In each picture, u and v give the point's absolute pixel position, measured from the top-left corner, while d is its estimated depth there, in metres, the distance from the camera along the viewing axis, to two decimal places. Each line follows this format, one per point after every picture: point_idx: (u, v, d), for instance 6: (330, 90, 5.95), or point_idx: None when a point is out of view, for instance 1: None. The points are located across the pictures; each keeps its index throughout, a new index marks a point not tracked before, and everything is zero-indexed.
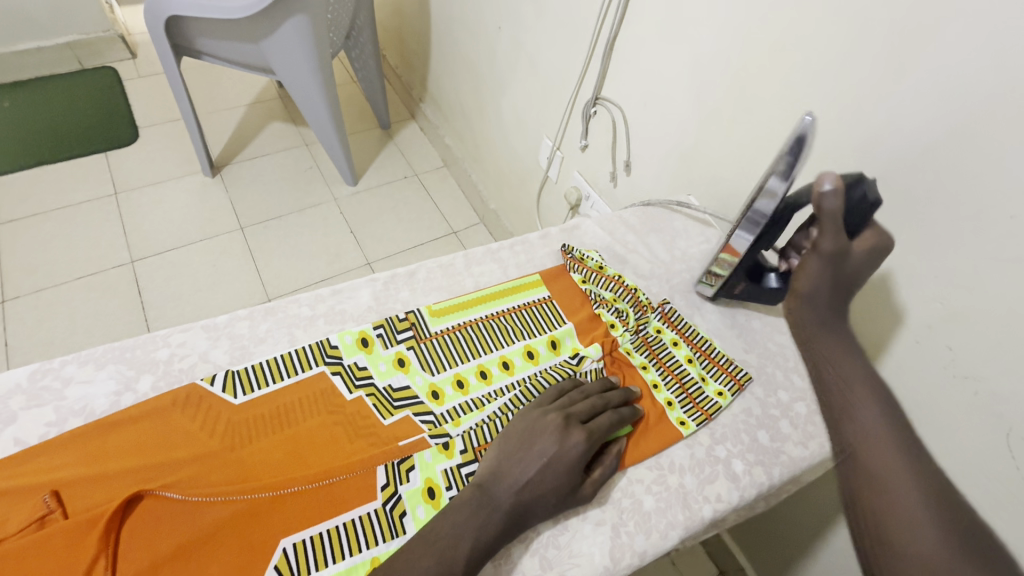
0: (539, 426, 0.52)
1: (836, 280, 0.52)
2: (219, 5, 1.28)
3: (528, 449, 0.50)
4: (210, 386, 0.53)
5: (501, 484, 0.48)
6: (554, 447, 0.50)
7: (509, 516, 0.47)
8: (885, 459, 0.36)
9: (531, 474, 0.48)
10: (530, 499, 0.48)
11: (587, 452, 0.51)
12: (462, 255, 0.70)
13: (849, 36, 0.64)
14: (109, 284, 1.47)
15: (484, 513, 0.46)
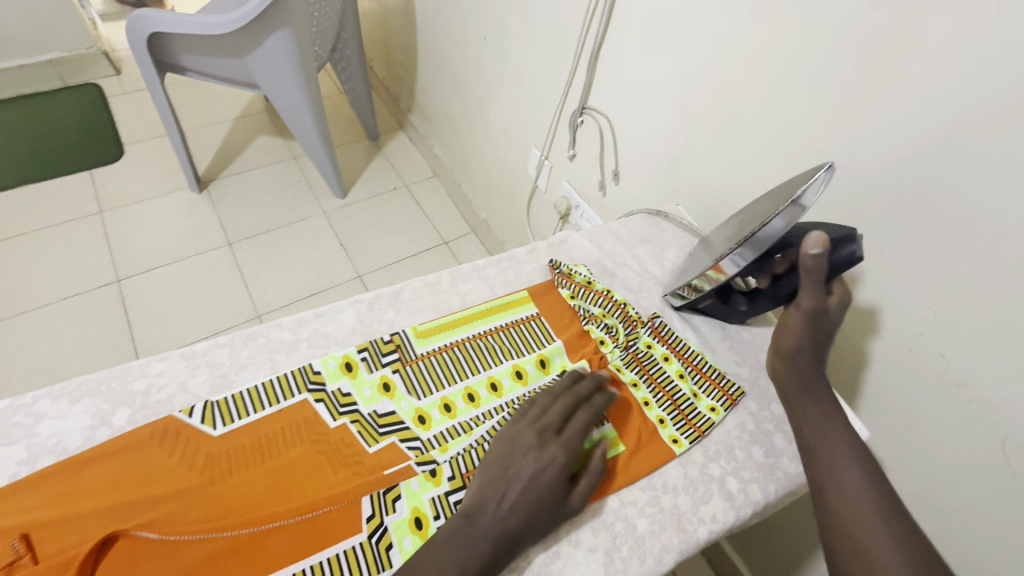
0: (514, 446, 0.50)
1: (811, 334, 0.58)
2: (201, 21, 1.28)
3: (507, 472, 0.49)
4: (188, 418, 0.52)
5: (485, 514, 0.47)
6: (531, 465, 0.49)
7: (496, 547, 0.45)
8: (863, 528, 0.47)
9: (513, 497, 0.47)
10: (516, 526, 0.46)
11: (567, 464, 0.50)
12: (448, 273, 0.69)
13: (833, 43, 0.64)
14: (94, 305, 1.44)
15: (470, 544, 0.45)
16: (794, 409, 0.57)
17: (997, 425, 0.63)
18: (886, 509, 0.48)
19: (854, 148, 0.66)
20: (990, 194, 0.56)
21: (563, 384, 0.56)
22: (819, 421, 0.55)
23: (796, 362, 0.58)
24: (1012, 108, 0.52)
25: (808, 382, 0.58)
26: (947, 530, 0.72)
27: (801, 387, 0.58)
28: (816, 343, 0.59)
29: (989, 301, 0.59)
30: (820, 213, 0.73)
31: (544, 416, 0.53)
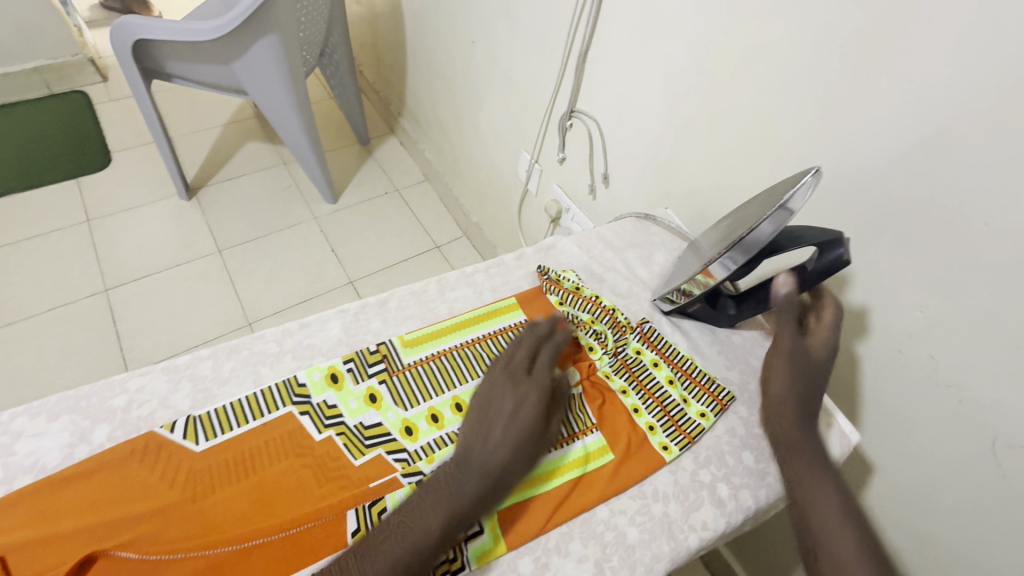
0: (490, 393, 0.54)
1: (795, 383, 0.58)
2: (185, 26, 1.26)
3: (488, 416, 0.52)
4: (170, 433, 0.51)
5: (473, 454, 0.49)
6: (507, 401, 0.52)
7: (487, 478, 0.48)
8: None
9: (497, 434, 0.50)
10: (503, 456, 0.49)
11: (543, 397, 0.53)
12: (435, 281, 0.68)
13: (817, 46, 0.64)
14: (82, 315, 1.43)
15: (464, 482, 0.48)
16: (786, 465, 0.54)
17: (987, 425, 0.63)
18: None
19: (840, 151, 0.66)
20: (976, 196, 0.56)
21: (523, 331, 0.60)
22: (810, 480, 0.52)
23: (786, 410, 0.57)
24: (996, 109, 0.52)
25: (799, 445, 0.55)
26: (940, 530, 0.72)
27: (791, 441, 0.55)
28: (805, 398, 0.58)
29: (976, 301, 0.59)
30: (808, 215, 0.73)
31: (512, 360, 0.57)
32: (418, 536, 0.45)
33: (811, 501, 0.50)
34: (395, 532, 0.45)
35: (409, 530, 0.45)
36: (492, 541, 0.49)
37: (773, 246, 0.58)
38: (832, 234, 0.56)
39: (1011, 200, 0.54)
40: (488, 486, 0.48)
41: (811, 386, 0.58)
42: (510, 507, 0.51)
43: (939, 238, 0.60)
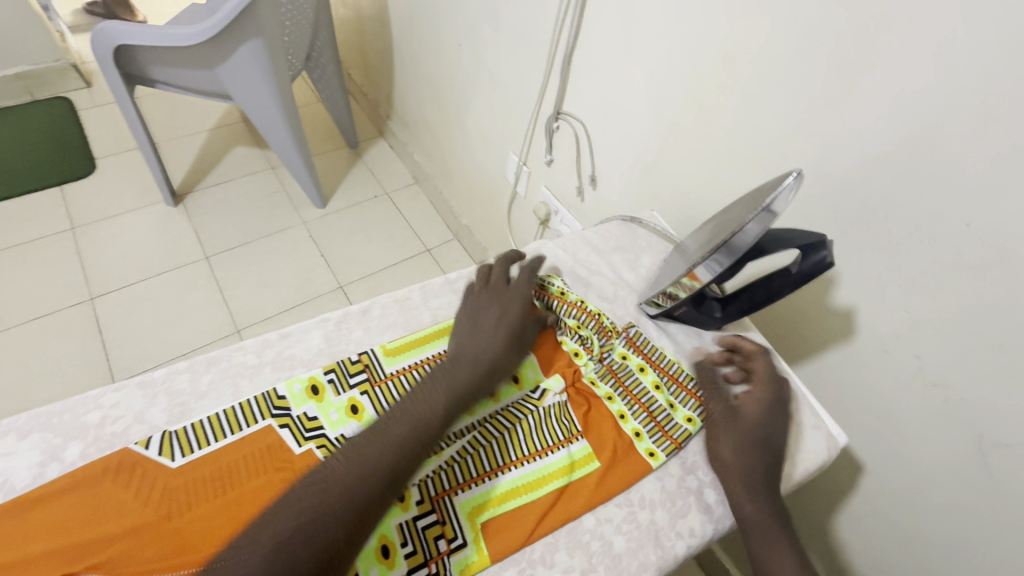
0: (475, 304, 0.63)
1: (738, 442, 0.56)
2: (165, 32, 1.25)
3: (476, 322, 0.61)
4: (145, 450, 0.50)
5: (465, 350, 0.58)
6: (492, 310, 0.62)
7: (479, 366, 0.56)
8: None
9: (490, 331, 0.59)
10: (491, 351, 0.58)
11: (524, 304, 0.63)
12: (419, 288, 0.68)
13: (798, 47, 0.64)
14: (67, 325, 1.40)
15: (462, 369, 0.56)
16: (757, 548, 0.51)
17: (973, 424, 0.62)
18: None
19: (823, 152, 0.66)
20: (959, 195, 0.56)
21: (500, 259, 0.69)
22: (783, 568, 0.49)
23: (749, 482, 0.53)
24: (976, 109, 0.52)
25: (769, 528, 0.51)
26: (930, 530, 0.72)
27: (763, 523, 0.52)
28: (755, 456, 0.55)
29: (960, 300, 0.59)
30: (793, 216, 0.73)
31: (493, 279, 0.66)
32: (421, 420, 0.50)
33: None
34: (402, 416, 0.50)
35: (412, 415, 0.50)
36: (475, 553, 0.48)
37: (758, 249, 0.58)
38: (815, 236, 0.55)
39: (993, 200, 0.54)
40: (480, 372, 0.56)
41: (756, 450, 0.55)
42: (495, 518, 0.51)
43: (923, 238, 0.60)
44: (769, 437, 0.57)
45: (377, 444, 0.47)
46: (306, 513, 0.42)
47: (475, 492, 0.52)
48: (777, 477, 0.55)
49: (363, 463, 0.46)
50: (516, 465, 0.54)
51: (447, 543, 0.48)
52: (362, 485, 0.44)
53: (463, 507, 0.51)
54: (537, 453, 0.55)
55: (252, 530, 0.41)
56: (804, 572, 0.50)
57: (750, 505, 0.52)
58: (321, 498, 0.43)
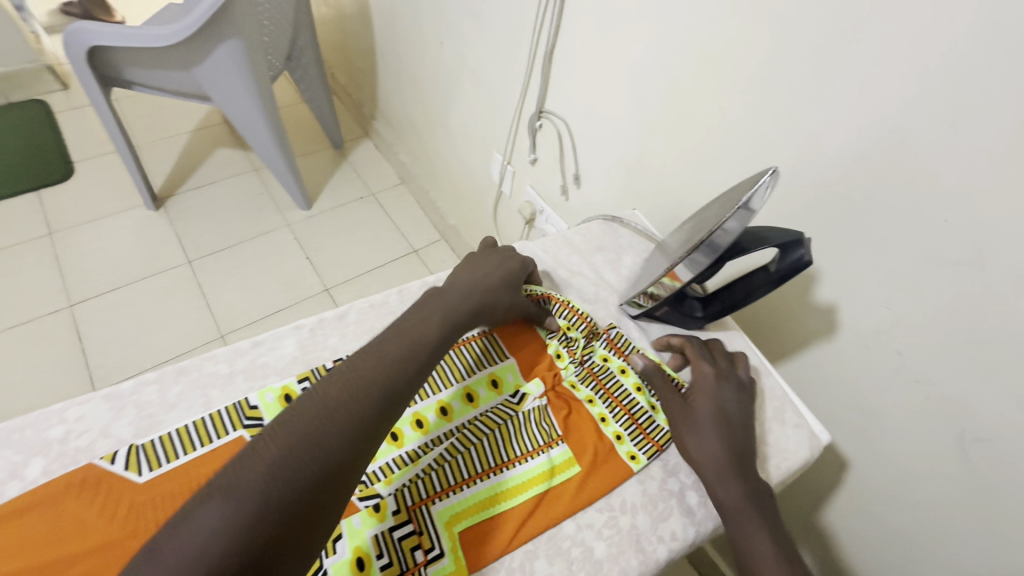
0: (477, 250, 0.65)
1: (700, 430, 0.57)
2: (140, 33, 1.22)
3: (474, 261, 0.62)
4: (110, 464, 0.48)
5: (459, 278, 0.58)
6: (490, 254, 0.63)
7: (473, 293, 0.57)
8: None
9: (489, 268, 0.61)
10: (486, 283, 0.59)
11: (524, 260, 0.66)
12: (396, 292, 0.67)
13: (776, 43, 0.63)
14: (46, 333, 1.37)
15: (456, 296, 0.56)
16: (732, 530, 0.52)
17: (954, 419, 0.62)
18: None
19: (802, 149, 0.66)
20: (936, 191, 0.56)
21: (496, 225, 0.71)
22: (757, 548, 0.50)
23: (721, 471, 0.54)
24: (952, 104, 0.52)
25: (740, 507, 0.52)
26: (914, 525, 0.72)
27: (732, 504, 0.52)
28: (721, 438, 0.56)
29: (939, 297, 0.59)
30: (774, 214, 0.73)
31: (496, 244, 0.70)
32: (414, 345, 0.48)
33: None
34: (394, 338, 0.48)
35: (403, 340, 0.48)
36: (453, 563, 0.48)
37: (737, 247, 0.57)
38: (793, 235, 0.55)
39: (971, 196, 0.53)
40: (473, 297, 0.56)
41: (716, 429, 0.56)
42: (473, 526, 0.50)
43: (902, 235, 0.60)
44: (728, 416, 0.58)
45: (371, 365, 0.45)
46: (307, 429, 0.40)
47: (453, 501, 0.51)
48: (743, 453, 0.56)
49: (359, 381, 0.43)
50: (495, 471, 0.54)
51: (424, 554, 0.48)
52: (360, 403, 0.42)
53: (441, 516, 0.50)
54: (517, 459, 0.55)
55: (249, 449, 0.39)
56: (779, 550, 0.50)
57: (725, 491, 0.53)
58: (319, 415, 0.41)
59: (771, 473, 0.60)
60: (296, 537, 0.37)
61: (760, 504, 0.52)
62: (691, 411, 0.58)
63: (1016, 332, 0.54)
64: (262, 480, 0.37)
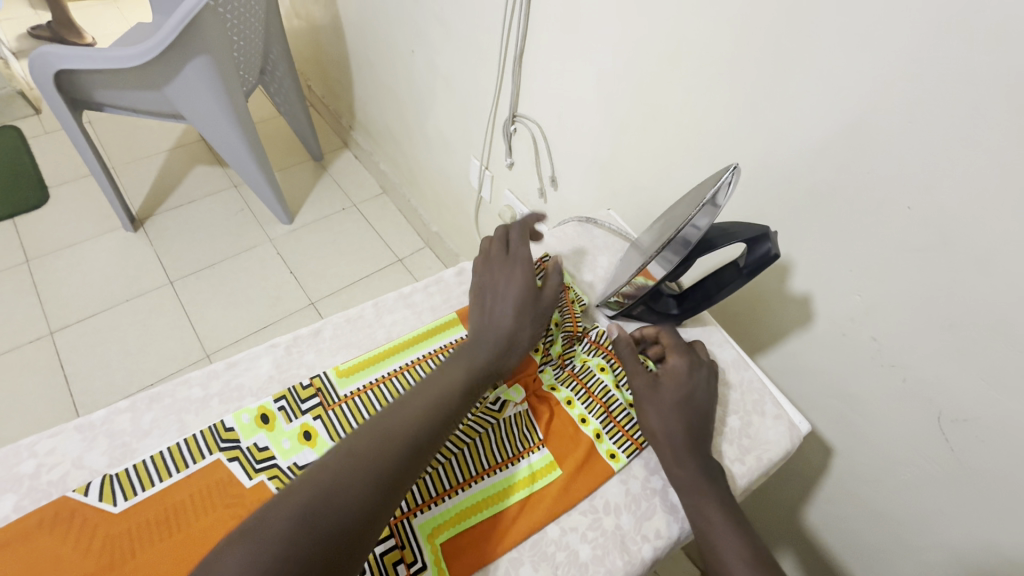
0: (480, 277, 0.61)
1: (664, 405, 0.58)
2: (107, 54, 1.21)
3: (488, 295, 0.59)
4: (84, 496, 0.47)
5: (480, 328, 0.57)
6: (501, 281, 0.60)
7: (498, 340, 0.56)
8: None
9: (496, 307, 0.58)
10: (499, 326, 0.57)
11: (526, 269, 0.61)
12: (372, 305, 0.67)
13: (733, 39, 0.64)
14: (26, 362, 1.35)
15: (472, 352, 0.55)
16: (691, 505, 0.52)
17: (932, 401, 0.63)
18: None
19: (767, 143, 0.67)
20: (898, 179, 0.57)
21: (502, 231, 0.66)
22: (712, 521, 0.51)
23: (677, 449, 0.55)
24: (908, 93, 0.53)
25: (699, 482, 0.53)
26: (900, 507, 0.72)
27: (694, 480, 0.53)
28: (685, 416, 0.57)
29: (906, 283, 0.60)
30: (744, 208, 0.74)
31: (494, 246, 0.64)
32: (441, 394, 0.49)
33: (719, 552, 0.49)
34: (418, 392, 0.49)
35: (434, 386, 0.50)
36: None
37: (707, 243, 0.57)
38: (757, 230, 0.56)
39: (930, 183, 0.54)
40: (500, 348, 0.56)
41: (676, 409, 0.57)
42: (456, 536, 0.50)
43: (866, 223, 0.61)
44: (692, 397, 0.59)
45: (420, 403, 0.48)
46: (339, 475, 0.41)
47: (434, 512, 0.51)
48: (703, 434, 0.57)
49: (394, 430, 0.45)
50: (476, 480, 0.54)
51: (407, 567, 0.47)
52: (390, 451, 0.44)
53: (423, 529, 0.50)
54: (498, 466, 0.55)
55: (282, 491, 0.40)
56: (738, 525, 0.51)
57: (680, 469, 0.54)
58: (350, 460, 0.42)
59: (752, 465, 0.61)
60: (333, 555, 0.38)
61: (715, 479, 0.54)
62: (657, 391, 0.59)
63: (985, 313, 0.55)
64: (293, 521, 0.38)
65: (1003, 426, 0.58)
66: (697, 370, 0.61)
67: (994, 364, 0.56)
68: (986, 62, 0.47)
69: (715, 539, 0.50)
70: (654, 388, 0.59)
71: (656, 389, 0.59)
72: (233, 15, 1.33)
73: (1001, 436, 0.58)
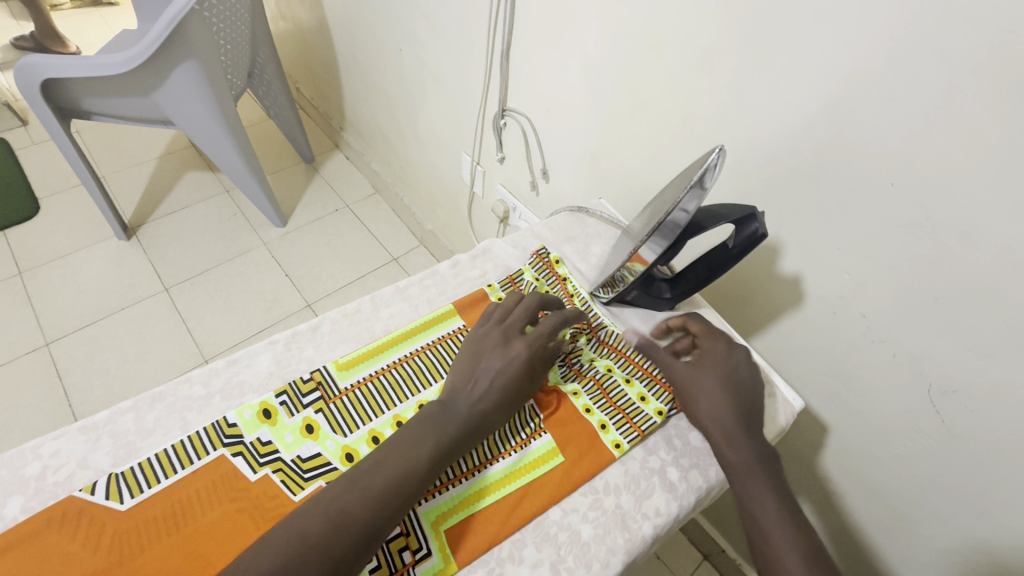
0: (482, 345, 0.58)
1: (708, 388, 0.59)
2: (95, 62, 1.20)
3: (480, 367, 0.56)
4: (91, 495, 0.48)
5: (459, 398, 0.54)
6: (500, 359, 0.57)
7: (472, 422, 0.53)
8: None
9: (483, 383, 0.55)
10: (479, 406, 0.54)
11: (530, 358, 0.58)
12: (368, 299, 0.67)
13: (716, 25, 0.65)
14: (24, 373, 1.34)
15: (445, 422, 0.52)
16: (740, 486, 0.53)
17: (922, 374, 0.64)
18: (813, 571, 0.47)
19: (754, 127, 0.68)
20: (881, 157, 0.58)
21: (510, 304, 0.63)
22: (761, 501, 0.52)
23: (729, 433, 0.56)
24: (889, 71, 0.54)
25: (750, 467, 0.54)
26: (894, 480, 0.74)
27: (746, 462, 0.54)
28: (733, 402, 0.57)
29: (893, 259, 0.61)
30: (732, 192, 0.75)
31: (509, 317, 0.62)
32: (406, 463, 0.47)
33: (761, 528, 0.50)
34: (377, 467, 0.47)
35: (395, 453, 0.48)
36: (442, 561, 0.49)
37: (696, 226, 0.58)
38: (743, 209, 0.57)
39: (913, 159, 0.55)
40: (471, 429, 0.52)
41: (725, 395, 0.58)
42: (459, 523, 0.51)
43: (852, 201, 0.62)
44: (736, 383, 0.59)
45: (406, 440, 0.49)
46: (288, 565, 0.40)
47: (439, 500, 0.52)
48: (750, 417, 0.57)
49: (348, 509, 0.44)
50: (480, 469, 0.55)
51: (413, 554, 0.48)
52: (342, 537, 0.42)
53: (427, 516, 0.51)
54: (500, 455, 0.56)
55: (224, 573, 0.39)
56: (784, 504, 0.52)
57: (732, 452, 0.55)
58: (302, 547, 0.41)
59: None
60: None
61: (767, 464, 0.54)
62: (697, 375, 0.60)
63: (970, 285, 0.56)
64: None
65: (992, 395, 0.59)
66: (737, 356, 0.62)
67: (981, 334, 0.57)
68: (961, 38, 0.48)
69: (760, 518, 0.51)
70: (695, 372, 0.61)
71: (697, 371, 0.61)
72: (219, 19, 1.32)
73: (990, 406, 0.59)
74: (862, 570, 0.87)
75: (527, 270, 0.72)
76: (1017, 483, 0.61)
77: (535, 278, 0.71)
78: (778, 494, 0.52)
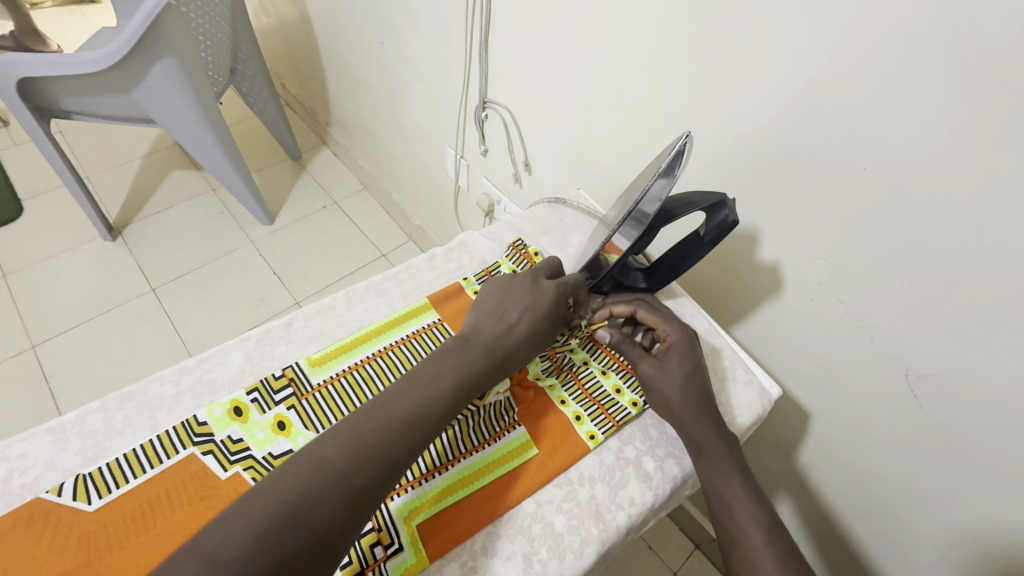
0: (507, 287, 0.59)
1: (680, 383, 0.58)
2: (73, 59, 1.19)
3: (503, 307, 0.57)
4: (58, 497, 0.47)
5: (482, 331, 0.54)
6: (527, 297, 0.58)
7: (493, 354, 0.53)
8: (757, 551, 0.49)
9: (512, 319, 0.56)
10: (507, 339, 0.54)
11: (558, 296, 0.59)
12: (343, 294, 0.67)
13: (688, 11, 0.64)
14: (10, 376, 1.33)
15: (467, 355, 0.52)
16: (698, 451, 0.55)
17: (898, 359, 0.64)
18: (764, 522, 0.51)
19: (729, 114, 0.67)
20: (855, 142, 0.57)
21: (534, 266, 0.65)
22: (719, 464, 0.54)
23: (690, 406, 0.57)
24: (860, 55, 0.53)
25: (708, 436, 0.56)
26: (875, 466, 0.74)
27: (707, 430, 0.56)
28: (696, 389, 0.58)
29: (868, 245, 0.61)
30: (710, 181, 0.74)
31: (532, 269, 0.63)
32: (420, 396, 0.47)
33: (716, 488, 0.54)
34: (394, 399, 0.46)
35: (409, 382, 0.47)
36: (413, 556, 0.49)
37: (666, 214, 0.58)
38: (715, 197, 0.58)
39: (886, 143, 0.55)
40: (494, 361, 0.53)
41: (692, 382, 0.58)
42: (431, 518, 0.51)
43: (827, 186, 0.62)
44: (698, 371, 0.60)
45: (382, 413, 0.45)
46: (288, 521, 0.38)
47: (411, 495, 0.52)
48: (711, 396, 0.59)
49: (368, 440, 0.43)
50: (453, 463, 0.54)
51: (384, 549, 0.48)
52: (362, 468, 0.42)
53: (399, 511, 0.50)
54: (474, 448, 0.56)
55: (239, 501, 0.39)
56: (740, 466, 0.55)
57: (694, 424, 0.56)
58: (322, 479, 0.40)
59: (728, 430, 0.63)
60: None
61: (723, 432, 0.56)
62: (664, 369, 0.59)
63: (943, 268, 0.56)
64: (199, 569, 0.35)
65: (968, 379, 0.59)
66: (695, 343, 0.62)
67: (955, 318, 0.57)
68: (930, 17, 0.47)
69: (717, 483, 0.54)
70: (664, 370, 0.59)
71: (662, 367, 0.59)
72: (198, 15, 1.30)
73: (966, 389, 0.59)
74: (848, 558, 0.87)
75: (505, 262, 0.71)
76: (993, 466, 0.61)
77: (511, 270, 0.70)
78: (733, 458, 0.55)
